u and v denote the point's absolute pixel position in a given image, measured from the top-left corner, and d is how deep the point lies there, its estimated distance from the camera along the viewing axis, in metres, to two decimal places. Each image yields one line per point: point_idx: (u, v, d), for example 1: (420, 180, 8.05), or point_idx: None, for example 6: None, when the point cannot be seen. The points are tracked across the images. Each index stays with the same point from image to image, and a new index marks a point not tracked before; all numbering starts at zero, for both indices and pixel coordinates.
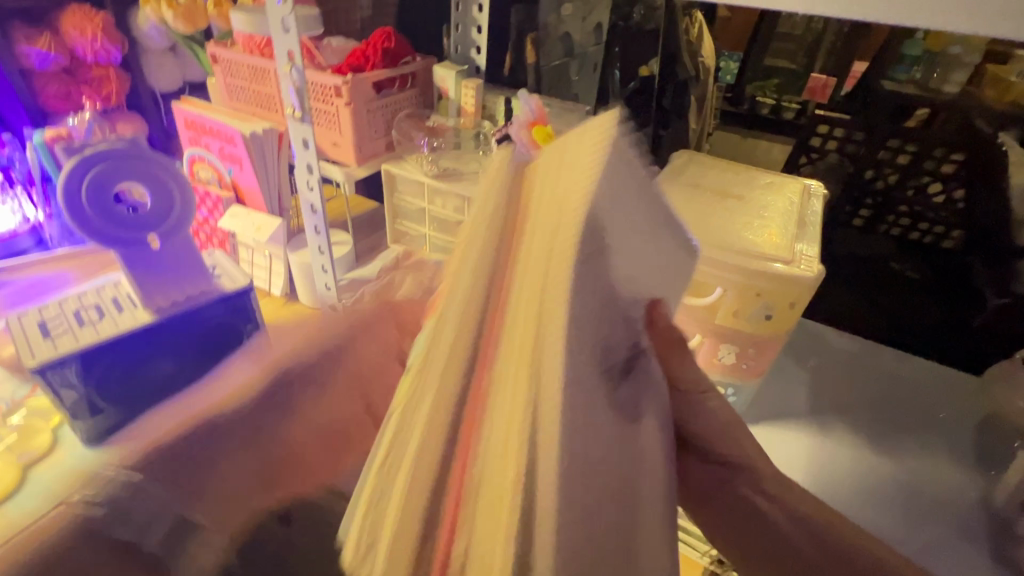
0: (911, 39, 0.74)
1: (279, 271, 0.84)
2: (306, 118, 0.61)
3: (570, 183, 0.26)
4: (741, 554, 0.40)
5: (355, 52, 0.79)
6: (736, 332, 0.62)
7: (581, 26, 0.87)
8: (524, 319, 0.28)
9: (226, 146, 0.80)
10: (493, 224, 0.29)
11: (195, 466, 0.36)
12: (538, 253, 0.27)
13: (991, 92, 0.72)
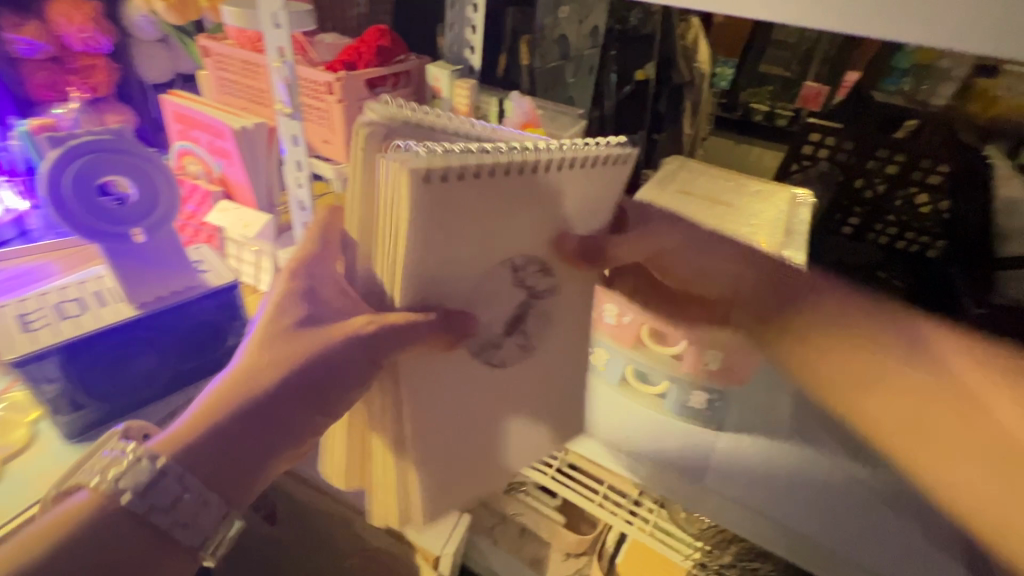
0: (899, 47, 0.52)
1: (266, 268, 0.83)
2: (296, 115, 0.61)
3: (393, 198, 0.39)
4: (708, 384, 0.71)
5: (348, 48, 0.79)
6: None
7: (577, 29, 0.80)
8: (389, 276, 0.43)
9: (215, 140, 0.79)
10: (360, 201, 0.43)
11: (228, 468, 0.45)
12: (389, 236, 0.41)
13: (981, 111, 0.52)
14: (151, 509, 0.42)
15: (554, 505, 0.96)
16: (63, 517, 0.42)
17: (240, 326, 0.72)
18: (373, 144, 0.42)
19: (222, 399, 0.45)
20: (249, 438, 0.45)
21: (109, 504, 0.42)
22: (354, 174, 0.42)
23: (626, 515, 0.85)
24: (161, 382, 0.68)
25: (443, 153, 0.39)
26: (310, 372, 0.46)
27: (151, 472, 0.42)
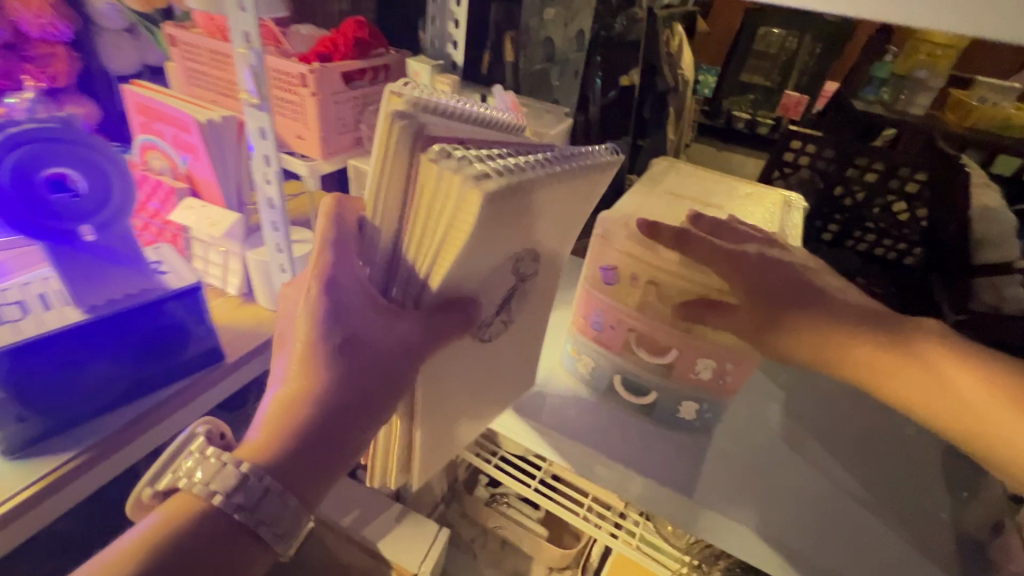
0: (881, 65, 1.12)
1: (236, 269, 0.79)
2: (264, 106, 0.56)
3: (455, 198, 0.35)
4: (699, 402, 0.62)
5: (323, 39, 0.75)
6: (716, 346, 0.57)
7: (563, 32, 0.87)
8: (437, 268, 0.40)
9: (181, 133, 0.74)
10: (397, 185, 0.39)
11: (308, 472, 0.41)
12: (440, 229, 0.38)
13: (955, 116, 1.09)
14: (260, 522, 0.39)
15: (538, 516, 0.94)
16: (163, 521, 0.38)
17: (205, 330, 0.68)
18: (412, 137, 0.37)
19: (282, 414, 0.41)
20: (318, 445, 0.41)
21: (213, 507, 0.39)
22: (387, 165, 0.38)
23: (610, 527, 0.79)
24: (115, 392, 0.63)
25: (507, 171, 0.37)
26: (371, 374, 0.42)
27: (258, 489, 0.38)
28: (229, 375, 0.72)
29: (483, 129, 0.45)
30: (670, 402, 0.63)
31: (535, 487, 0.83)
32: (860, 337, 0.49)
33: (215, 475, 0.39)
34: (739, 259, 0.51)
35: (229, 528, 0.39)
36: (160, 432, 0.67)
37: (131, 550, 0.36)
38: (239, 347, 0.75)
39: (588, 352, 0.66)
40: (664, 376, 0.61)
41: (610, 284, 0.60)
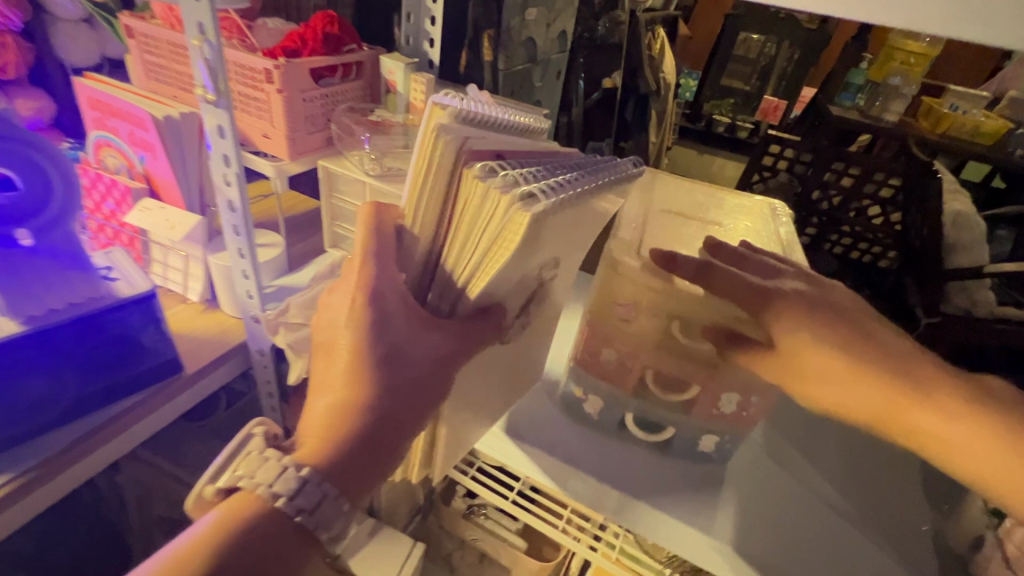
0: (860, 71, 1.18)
1: (197, 274, 0.75)
2: (222, 104, 0.53)
3: (501, 212, 0.36)
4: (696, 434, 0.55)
5: (291, 34, 0.71)
6: (743, 379, 0.50)
7: (546, 33, 0.87)
8: (482, 276, 0.39)
9: (136, 130, 0.69)
10: (438, 194, 0.39)
11: (358, 476, 0.39)
12: (483, 238, 0.38)
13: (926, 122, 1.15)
14: (318, 527, 0.36)
15: (515, 528, 0.92)
16: (221, 524, 0.35)
17: (159, 341, 0.63)
18: (456, 149, 0.37)
19: (331, 424, 0.39)
20: (369, 453, 0.39)
21: (275, 509, 0.36)
22: (429, 179, 0.38)
23: (589, 540, 0.75)
24: (60, 408, 0.58)
25: (553, 189, 0.37)
26: (420, 381, 0.41)
27: (315, 494, 0.37)
28: (188, 387, 0.68)
29: (521, 139, 0.45)
30: (687, 434, 0.56)
31: (513, 499, 0.81)
32: (923, 401, 0.39)
33: (274, 478, 0.36)
34: (774, 300, 0.44)
35: (292, 529, 0.37)
36: (113, 447, 0.62)
37: (193, 554, 0.34)
38: (200, 356, 0.71)
39: (595, 390, 0.57)
40: (682, 411, 0.54)
41: (622, 318, 0.52)
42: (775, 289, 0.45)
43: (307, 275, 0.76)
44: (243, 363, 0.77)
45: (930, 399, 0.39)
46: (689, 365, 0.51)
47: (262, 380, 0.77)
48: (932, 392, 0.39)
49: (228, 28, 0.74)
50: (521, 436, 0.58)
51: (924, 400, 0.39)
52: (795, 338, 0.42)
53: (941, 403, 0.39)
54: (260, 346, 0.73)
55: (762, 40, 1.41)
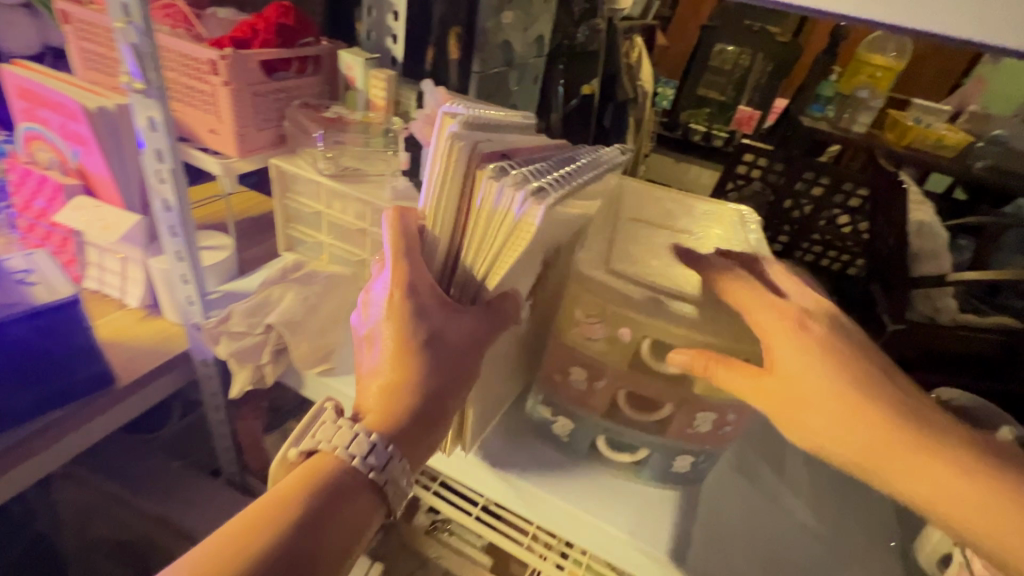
0: (827, 83, 1.15)
1: (136, 279, 0.70)
2: (152, 93, 0.48)
3: (516, 206, 0.40)
4: (665, 456, 0.52)
5: (242, 23, 0.67)
6: (717, 401, 0.46)
7: (523, 37, 0.83)
8: (505, 263, 0.43)
9: (68, 123, 0.64)
10: (454, 198, 0.42)
11: (421, 436, 0.42)
12: (501, 233, 0.42)
13: (895, 134, 1.15)
14: (389, 482, 0.39)
15: (480, 546, 0.87)
16: (309, 477, 0.38)
17: (87, 352, 0.58)
18: (468, 157, 0.41)
19: (385, 404, 0.42)
20: (418, 430, 0.42)
21: (351, 469, 0.39)
22: (444, 180, 0.41)
23: (555, 558, 0.71)
24: None
25: (555, 185, 0.43)
26: (459, 364, 0.43)
27: (384, 455, 0.39)
28: (120, 400, 0.63)
29: (512, 140, 0.50)
30: (662, 458, 0.52)
31: (477, 516, 0.76)
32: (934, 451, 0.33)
33: (347, 442, 0.39)
34: (777, 317, 0.39)
35: (368, 484, 0.39)
36: (24, 473, 0.55)
37: (291, 498, 0.37)
38: (134, 367, 0.65)
39: (562, 409, 0.53)
40: (657, 432, 0.50)
41: (594, 337, 0.47)
42: (788, 307, 0.40)
43: (255, 280, 0.71)
44: (187, 374, 0.72)
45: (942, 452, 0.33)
46: (659, 383, 0.47)
47: (207, 393, 0.71)
48: (950, 443, 0.33)
49: (172, 16, 0.67)
50: (487, 460, 0.54)
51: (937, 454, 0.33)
52: (794, 358, 0.37)
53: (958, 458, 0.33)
54: (203, 356, 0.67)
55: (736, 51, 1.37)
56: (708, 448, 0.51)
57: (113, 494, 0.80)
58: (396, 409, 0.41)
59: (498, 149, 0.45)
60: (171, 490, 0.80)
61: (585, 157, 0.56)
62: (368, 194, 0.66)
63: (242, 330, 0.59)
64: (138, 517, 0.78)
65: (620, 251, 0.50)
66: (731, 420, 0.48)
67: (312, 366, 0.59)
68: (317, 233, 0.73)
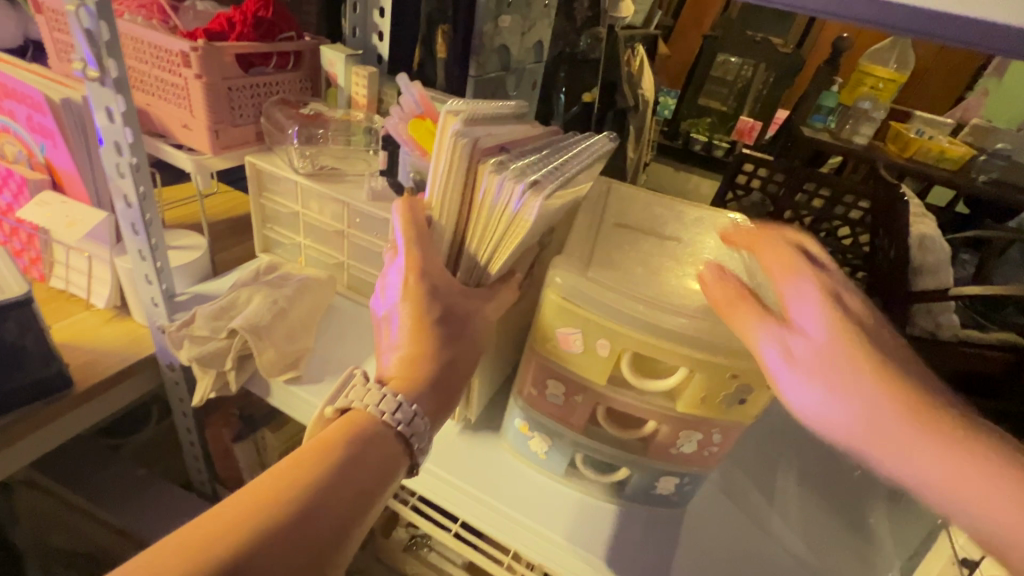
0: (829, 91, 1.06)
1: (103, 278, 0.67)
2: (109, 82, 0.46)
3: (513, 199, 0.41)
4: (647, 476, 0.49)
5: (219, 16, 0.64)
6: (700, 421, 0.43)
7: (520, 41, 0.78)
8: (509, 248, 0.43)
9: (34, 115, 0.61)
10: (456, 190, 0.43)
11: (448, 399, 0.42)
12: (501, 224, 0.43)
13: (895, 146, 1.09)
14: (414, 437, 0.39)
15: (458, 563, 0.81)
16: (347, 428, 0.38)
17: (40, 354, 0.55)
18: (469, 151, 0.42)
19: (405, 372, 0.41)
20: (438, 398, 0.41)
21: (381, 424, 0.39)
22: (448, 172, 0.42)
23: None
24: None
25: (554, 177, 0.43)
26: (472, 339, 0.44)
27: (409, 412, 0.39)
28: (77, 406, 0.59)
29: (513, 128, 0.51)
30: (643, 478, 0.49)
31: (455, 531, 0.68)
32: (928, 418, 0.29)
33: (376, 400, 0.39)
34: (785, 256, 0.34)
35: (398, 440, 0.39)
36: None
37: (331, 447, 0.36)
38: (94, 371, 0.62)
39: (539, 426, 0.49)
40: (638, 451, 0.47)
41: (572, 350, 0.44)
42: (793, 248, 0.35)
43: (227, 282, 0.68)
44: (154, 378, 0.69)
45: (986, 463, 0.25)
46: (642, 400, 0.44)
47: (174, 399, 0.69)
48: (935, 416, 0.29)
49: (149, 7, 0.65)
50: (459, 476, 0.51)
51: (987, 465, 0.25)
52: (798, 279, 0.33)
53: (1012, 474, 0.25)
54: (169, 360, 0.65)
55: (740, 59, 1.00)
56: (693, 467, 0.47)
57: (75, 502, 0.76)
58: (414, 377, 0.41)
59: (498, 141, 0.45)
60: (135, 500, 0.77)
61: (576, 142, 0.56)
62: (344, 195, 0.63)
63: (206, 334, 0.56)
64: (101, 527, 0.75)
65: (603, 258, 0.47)
66: (717, 440, 0.45)
67: (278, 373, 0.56)
68: (294, 235, 0.70)
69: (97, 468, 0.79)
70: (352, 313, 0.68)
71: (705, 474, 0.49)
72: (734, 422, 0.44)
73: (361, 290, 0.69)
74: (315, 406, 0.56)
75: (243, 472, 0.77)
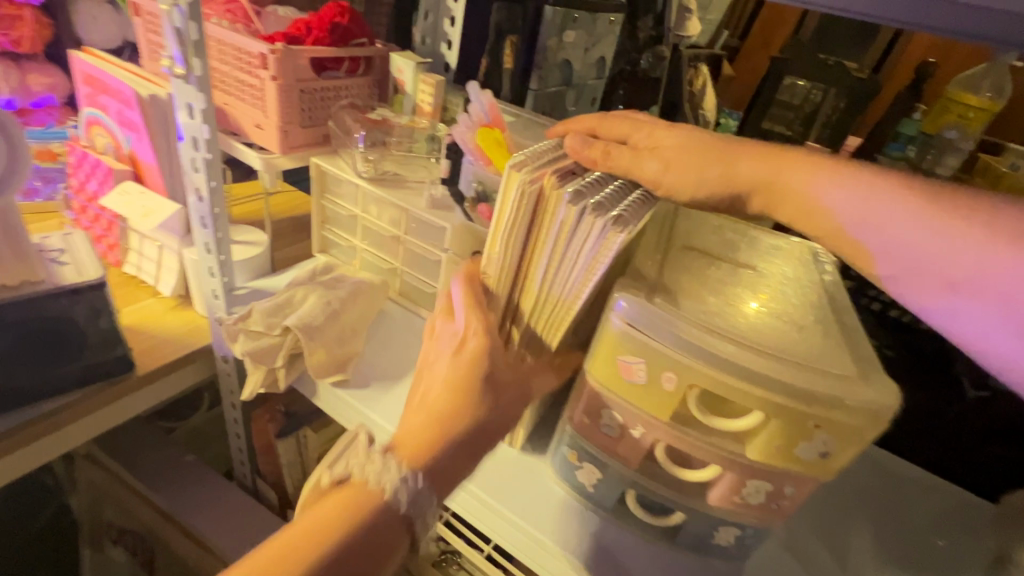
0: (907, 119, 0.67)
1: (170, 267, 0.70)
2: (192, 79, 0.48)
3: (586, 234, 0.39)
4: (704, 522, 0.44)
5: (299, 21, 0.66)
6: (771, 471, 0.39)
7: (583, 57, 0.76)
8: (578, 288, 0.41)
9: (124, 109, 0.65)
10: (515, 240, 0.42)
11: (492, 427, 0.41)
12: (571, 261, 0.41)
13: (981, 182, 0.63)
14: (417, 517, 0.36)
15: None
16: (343, 508, 0.34)
17: (109, 335, 0.57)
18: (535, 196, 0.40)
19: (442, 425, 0.38)
20: (479, 435, 0.39)
21: (381, 503, 0.35)
22: (514, 220, 0.41)
23: None
24: None
25: (631, 213, 0.40)
26: (523, 368, 0.43)
27: (409, 492, 0.35)
28: (138, 389, 0.62)
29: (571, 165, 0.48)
30: (700, 523, 0.45)
31: (487, 553, 0.65)
32: (760, 151, 0.41)
33: (378, 473, 0.36)
34: (615, 119, 0.47)
35: (394, 522, 0.35)
36: (32, 453, 0.55)
37: (320, 531, 0.33)
38: (155, 357, 0.64)
39: (589, 456, 0.46)
40: (696, 495, 0.43)
41: (634, 381, 0.40)
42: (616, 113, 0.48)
43: (284, 280, 0.69)
44: (210, 368, 0.70)
45: (970, 215, 0.31)
46: (706, 444, 0.40)
47: (226, 389, 0.70)
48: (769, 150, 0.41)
49: (234, 11, 0.67)
50: (499, 500, 0.48)
51: (961, 215, 0.31)
52: (640, 126, 0.45)
53: (993, 209, 0.30)
54: (224, 352, 0.66)
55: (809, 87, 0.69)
56: (759, 518, 0.43)
57: (127, 480, 0.79)
58: None
59: (567, 171, 0.43)
60: (179, 484, 0.78)
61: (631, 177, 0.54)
62: (404, 201, 0.63)
63: (260, 330, 0.57)
64: (147, 509, 0.77)
65: (671, 282, 0.44)
66: (789, 492, 0.41)
67: (327, 375, 0.56)
68: (352, 237, 0.71)
69: (146, 450, 0.82)
70: (401, 320, 0.67)
71: (772, 527, 0.44)
72: (812, 475, 0.39)
73: (412, 297, 0.69)
74: (359, 411, 0.55)
75: (282, 468, 0.78)
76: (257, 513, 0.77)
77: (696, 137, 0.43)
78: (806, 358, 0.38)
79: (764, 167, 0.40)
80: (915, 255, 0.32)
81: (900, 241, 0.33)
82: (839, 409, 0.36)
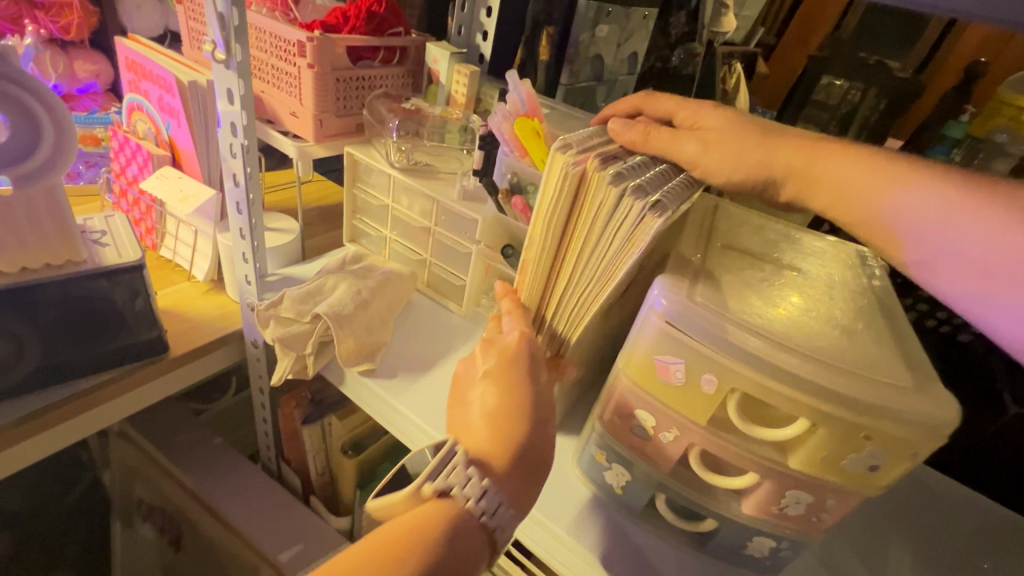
0: (954, 120, 0.63)
1: (205, 252, 0.71)
2: (233, 64, 0.48)
3: (622, 218, 0.37)
4: (736, 531, 0.43)
5: (336, 10, 0.66)
6: (812, 482, 0.38)
7: (614, 51, 0.73)
8: (608, 277, 0.40)
9: (165, 95, 0.66)
10: (553, 226, 0.41)
11: None
12: (602, 249, 0.39)
13: None
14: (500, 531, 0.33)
15: None
16: (432, 525, 0.31)
17: (145, 315, 0.59)
18: (574, 176, 0.38)
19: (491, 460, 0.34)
20: (524, 463, 0.35)
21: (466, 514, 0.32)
22: (553, 201, 0.40)
23: None
24: (24, 370, 0.53)
25: (671, 201, 0.38)
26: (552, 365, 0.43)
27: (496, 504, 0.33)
28: (171, 370, 0.63)
29: None
30: (732, 532, 0.43)
31: None
32: (807, 140, 0.39)
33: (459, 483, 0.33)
34: (658, 99, 0.46)
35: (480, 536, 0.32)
36: (70, 427, 0.57)
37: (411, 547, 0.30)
38: (188, 339, 0.65)
39: (618, 457, 0.45)
40: (730, 504, 0.42)
41: (670, 381, 0.39)
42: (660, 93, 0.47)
43: (313, 268, 0.70)
44: (240, 352, 0.71)
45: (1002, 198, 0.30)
46: (745, 451, 0.38)
47: (255, 373, 0.71)
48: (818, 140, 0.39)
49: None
50: None
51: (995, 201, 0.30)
52: (684, 109, 0.44)
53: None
54: (254, 337, 0.67)
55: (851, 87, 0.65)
56: (796, 530, 0.41)
57: (157, 459, 0.81)
58: None
59: (609, 155, 0.41)
60: (207, 465, 0.80)
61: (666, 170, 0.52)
62: (437, 192, 0.62)
63: (291, 317, 0.57)
64: (176, 488, 0.79)
65: (710, 281, 0.42)
66: (831, 506, 0.39)
67: (355, 364, 0.56)
68: (381, 228, 0.71)
69: (176, 431, 0.84)
70: (427, 311, 0.66)
71: (809, 540, 0.42)
72: (856, 489, 0.37)
73: (440, 289, 0.68)
74: (386, 401, 0.55)
75: (306, 454, 0.78)
76: (280, 497, 0.78)
77: (742, 121, 0.41)
78: (855, 365, 0.36)
79: (807, 156, 0.38)
80: (948, 242, 0.31)
81: (932, 230, 0.32)
82: (891, 421, 0.34)
